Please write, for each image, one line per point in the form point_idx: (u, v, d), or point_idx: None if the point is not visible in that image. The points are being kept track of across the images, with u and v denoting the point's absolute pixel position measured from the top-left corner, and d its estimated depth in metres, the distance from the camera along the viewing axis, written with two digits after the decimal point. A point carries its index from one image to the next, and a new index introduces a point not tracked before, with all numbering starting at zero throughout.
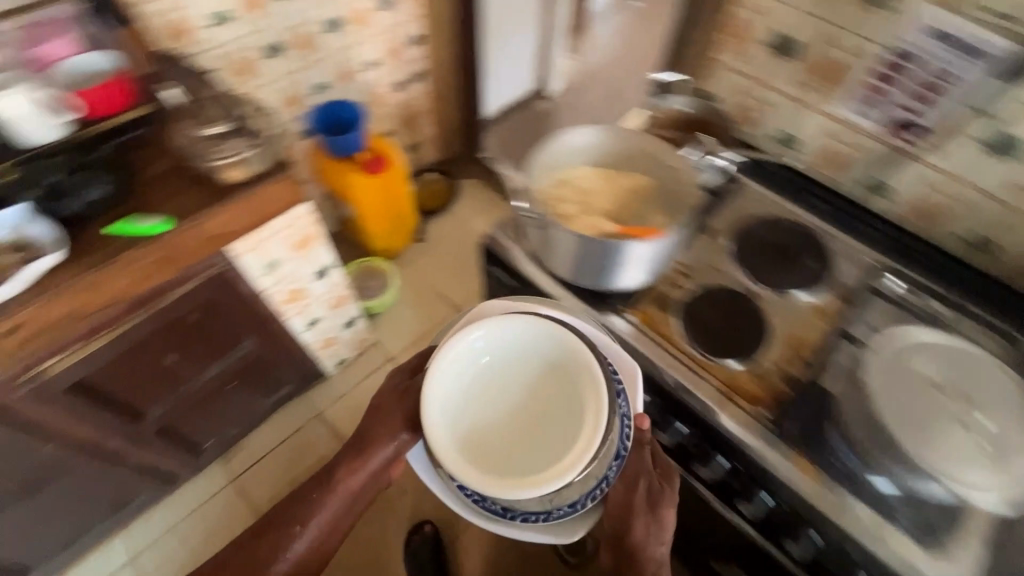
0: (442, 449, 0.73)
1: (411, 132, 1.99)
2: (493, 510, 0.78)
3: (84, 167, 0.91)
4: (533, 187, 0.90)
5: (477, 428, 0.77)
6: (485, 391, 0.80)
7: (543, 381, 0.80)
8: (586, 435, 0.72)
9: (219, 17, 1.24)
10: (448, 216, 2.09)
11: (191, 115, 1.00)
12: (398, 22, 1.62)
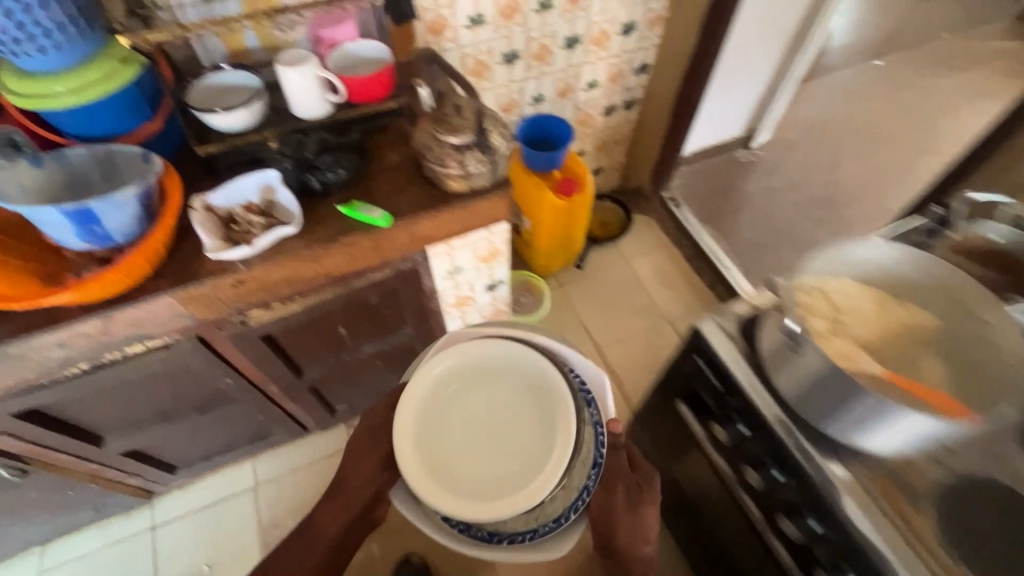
0: (418, 476, 0.81)
1: (602, 156, 1.92)
2: (480, 536, 0.81)
3: (335, 148, 0.95)
4: (797, 292, 0.78)
5: (453, 458, 0.86)
6: (465, 423, 0.89)
7: (505, 402, 0.90)
8: (561, 444, 0.81)
9: (477, 20, 1.25)
10: (613, 248, 2.00)
11: (429, 114, 0.96)
12: (632, 47, 1.54)
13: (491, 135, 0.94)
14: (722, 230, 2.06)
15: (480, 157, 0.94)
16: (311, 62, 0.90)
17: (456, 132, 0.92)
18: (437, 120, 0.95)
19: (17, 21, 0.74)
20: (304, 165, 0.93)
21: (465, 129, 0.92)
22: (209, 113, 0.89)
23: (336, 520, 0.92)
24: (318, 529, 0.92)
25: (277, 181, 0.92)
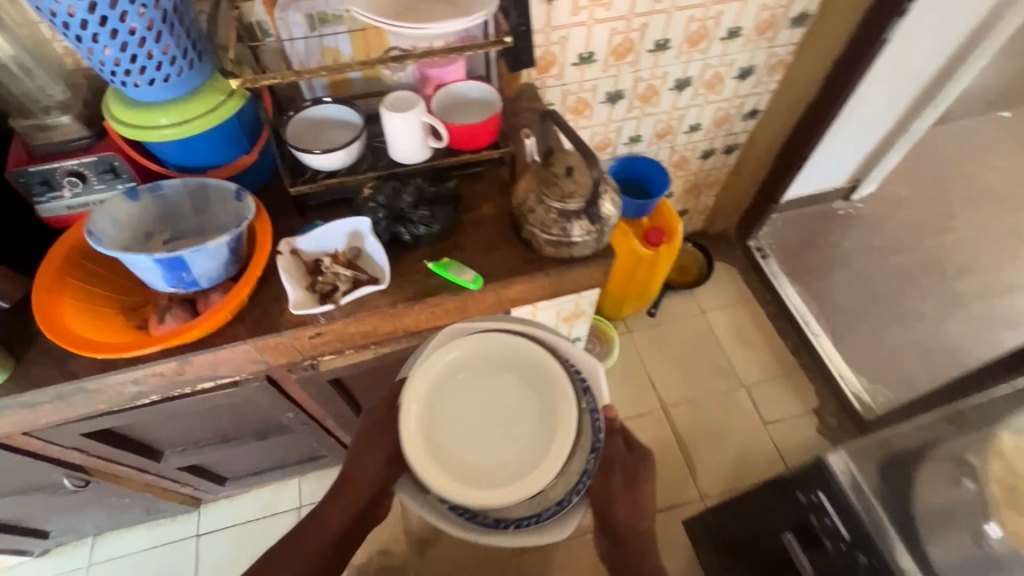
0: (420, 464, 0.78)
1: (689, 199, 1.79)
2: (484, 522, 0.78)
3: (430, 199, 0.88)
4: (975, 463, 0.81)
5: (454, 446, 0.83)
6: (464, 412, 0.85)
7: (507, 395, 0.86)
8: (563, 433, 0.80)
9: (586, 58, 1.16)
10: (689, 297, 1.86)
11: (543, 168, 0.87)
12: (746, 93, 1.41)
13: (603, 202, 0.85)
14: (811, 290, 1.89)
15: (588, 228, 0.86)
16: (418, 107, 0.83)
17: (567, 199, 0.83)
18: (551, 176, 0.86)
19: (131, 53, 0.70)
20: (396, 216, 0.86)
21: (577, 196, 0.83)
22: (305, 152, 0.85)
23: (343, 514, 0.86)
24: (320, 523, 0.85)
25: (367, 232, 0.85)
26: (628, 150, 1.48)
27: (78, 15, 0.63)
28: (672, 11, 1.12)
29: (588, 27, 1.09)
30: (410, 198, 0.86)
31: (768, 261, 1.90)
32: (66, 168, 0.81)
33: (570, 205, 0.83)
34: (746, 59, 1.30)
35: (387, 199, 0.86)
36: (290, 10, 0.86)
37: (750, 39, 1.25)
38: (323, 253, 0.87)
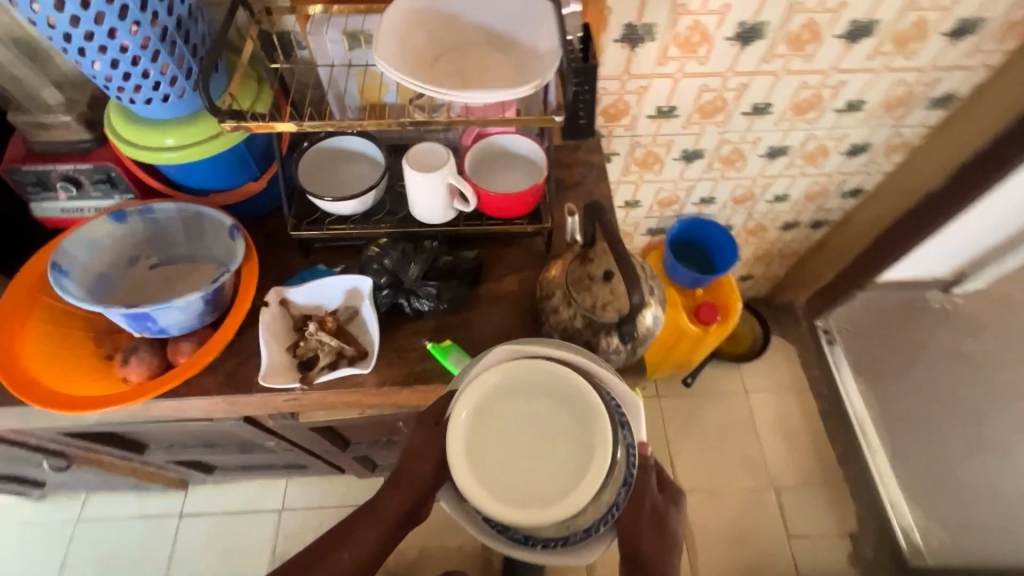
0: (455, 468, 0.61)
1: (757, 266, 1.58)
2: (510, 537, 0.60)
3: (442, 271, 0.76)
4: None
5: (493, 450, 0.63)
6: (511, 409, 0.65)
7: (564, 397, 0.65)
8: (602, 459, 0.60)
9: (665, 113, 0.98)
10: (735, 370, 1.67)
11: (580, 265, 0.75)
12: (852, 170, 1.19)
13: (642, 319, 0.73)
14: (879, 391, 1.65)
15: (620, 344, 0.74)
16: (444, 167, 0.71)
17: (599, 310, 0.73)
18: (588, 280, 0.74)
19: (123, 71, 0.60)
20: (399, 286, 0.75)
21: (611, 309, 0.72)
22: (314, 196, 0.74)
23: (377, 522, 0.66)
24: (362, 525, 0.66)
25: (367, 293, 0.75)
26: (697, 210, 1.30)
27: (60, 28, 0.54)
28: (782, 74, 0.92)
29: (674, 79, 0.92)
30: (418, 268, 0.74)
31: (834, 349, 1.67)
32: (61, 173, 0.74)
33: (606, 319, 0.73)
34: (862, 135, 1.08)
35: (392, 264, 0.75)
36: (327, 25, 0.75)
37: (873, 115, 1.03)
38: (315, 309, 0.77)
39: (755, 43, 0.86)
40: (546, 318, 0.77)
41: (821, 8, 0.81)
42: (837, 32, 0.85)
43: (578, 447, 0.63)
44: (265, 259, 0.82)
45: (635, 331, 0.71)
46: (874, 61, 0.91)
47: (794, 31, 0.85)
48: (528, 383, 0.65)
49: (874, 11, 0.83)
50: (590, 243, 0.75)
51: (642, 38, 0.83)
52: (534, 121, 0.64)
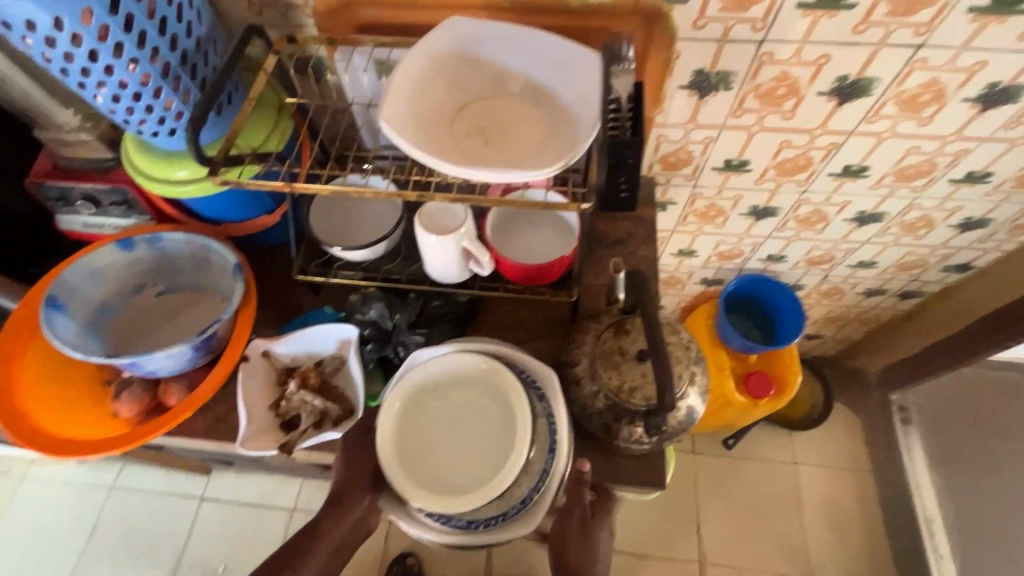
0: (390, 474, 0.57)
1: (828, 327, 1.40)
2: (454, 524, 0.57)
3: (431, 317, 0.72)
4: None
5: (423, 449, 0.59)
6: (435, 405, 0.62)
7: (480, 382, 0.62)
8: (524, 430, 0.56)
9: (735, 167, 0.85)
10: (785, 434, 1.50)
11: (611, 337, 0.65)
12: (961, 244, 1.00)
13: (675, 411, 0.62)
14: (956, 488, 1.42)
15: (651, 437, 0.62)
16: (459, 230, 0.63)
17: (625, 395, 0.62)
18: (619, 356, 0.64)
19: (125, 105, 0.55)
20: (385, 337, 0.71)
21: (639, 396, 0.62)
22: (324, 244, 0.68)
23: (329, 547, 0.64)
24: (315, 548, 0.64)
25: (352, 343, 0.69)
26: (762, 265, 1.14)
27: (54, 62, 0.49)
28: (886, 136, 0.76)
29: (749, 132, 0.78)
30: (405, 317, 0.71)
31: (908, 430, 1.45)
32: (82, 191, 0.72)
33: (633, 407, 0.62)
34: (980, 210, 0.90)
35: (378, 314, 0.71)
36: (354, 53, 0.67)
37: (999, 189, 0.84)
38: (301, 359, 0.72)
39: (857, 100, 0.71)
40: (566, 387, 0.67)
41: (952, 68, 0.65)
42: (967, 96, 0.69)
43: (504, 430, 0.59)
44: (273, 294, 0.77)
45: (663, 425, 0.58)
46: (1012, 130, 0.73)
47: (909, 91, 0.69)
48: (450, 373, 0.62)
49: (1023, 74, 0.65)
50: (631, 312, 0.66)
51: (715, 87, 0.71)
52: (548, 203, 0.56)
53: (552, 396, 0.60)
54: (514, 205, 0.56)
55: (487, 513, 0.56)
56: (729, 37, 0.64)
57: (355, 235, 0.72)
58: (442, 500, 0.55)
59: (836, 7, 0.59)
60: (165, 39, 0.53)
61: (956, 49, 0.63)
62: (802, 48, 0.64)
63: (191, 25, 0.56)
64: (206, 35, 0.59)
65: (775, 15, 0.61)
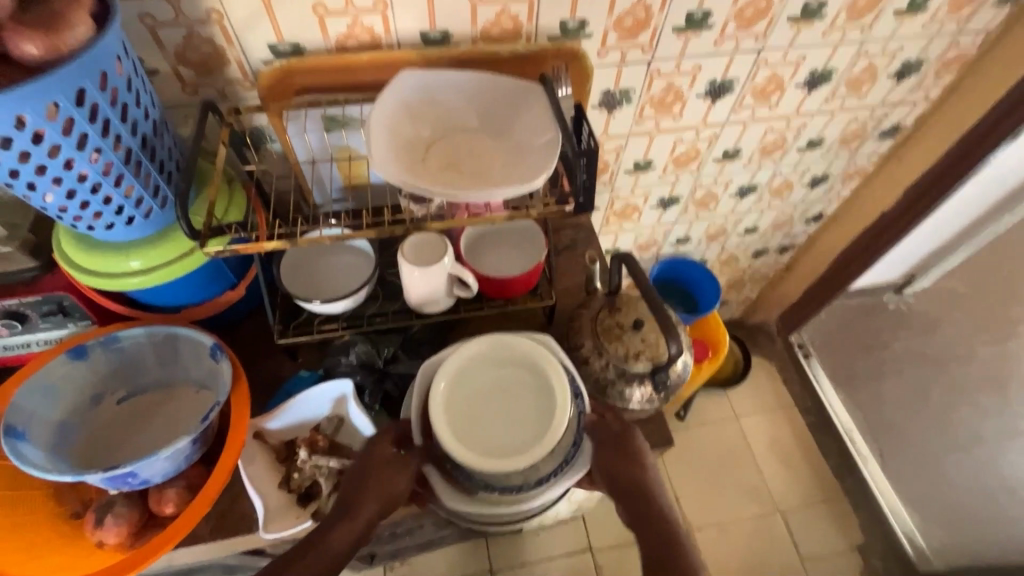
0: (459, 455, 0.58)
1: (731, 291, 1.62)
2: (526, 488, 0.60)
3: (414, 343, 0.74)
4: None
5: (475, 421, 0.61)
6: (475, 384, 0.64)
7: (510, 352, 0.65)
8: (562, 381, 0.62)
9: (642, 167, 1.00)
10: (722, 394, 1.68)
11: (604, 316, 0.72)
12: (813, 199, 1.25)
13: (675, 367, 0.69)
14: (858, 399, 1.70)
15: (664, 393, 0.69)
16: (444, 259, 0.67)
17: (631, 360, 0.69)
18: (619, 331, 0.71)
19: (80, 200, 0.53)
20: (380, 375, 0.72)
21: (645, 358, 0.69)
22: (301, 300, 0.68)
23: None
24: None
25: (353, 398, 0.68)
26: (673, 249, 1.32)
27: (5, 164, 0.46)
28: (749, 122, 0.95)
29: (650, 136, 0.93)
30: (392, 348, 0.73)
31: (811, 362, 1.71)
32: (3, 309, 0.64)
33: (642, 371, 0.69)
34: (821, 167, 1.14)
35: (363, 356, 0.71)
36: (307, 117, 0.71)
37: (831, 149, 1.09)
38: (298, 430, 0.69)
39: (725, 96, 0.88)
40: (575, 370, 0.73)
41: (784, 63, 0.85)
42: (799, 82, 0.89)
43: (540, 392, 0.63)
44: (250, 369, 0.74)
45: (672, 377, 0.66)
46: (831, 104, 0.96)
47: (760, 84, 0.88)
48: (475, 358, 0.64)
49: (830, 61, 0.87)
50: (614, 294, 0.74)
51: (620, 103, 0.84)
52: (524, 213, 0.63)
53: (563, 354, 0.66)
54: (491, 220, 0.63)
55: (547, 466, 0.60)
56: (626, 61, 0.77)
57: (329, 289, 0.72)
58: (512, 462, 0.58)
59: (700, 28, 0.75)
60: (126, 125, 0.52)
61: (784, 49, 0.82)
62: (681, 62, 0.80)
63: (147, 110, 0.55)
64: (159, 118, 0.58)
65: (658, 39, 0.75)
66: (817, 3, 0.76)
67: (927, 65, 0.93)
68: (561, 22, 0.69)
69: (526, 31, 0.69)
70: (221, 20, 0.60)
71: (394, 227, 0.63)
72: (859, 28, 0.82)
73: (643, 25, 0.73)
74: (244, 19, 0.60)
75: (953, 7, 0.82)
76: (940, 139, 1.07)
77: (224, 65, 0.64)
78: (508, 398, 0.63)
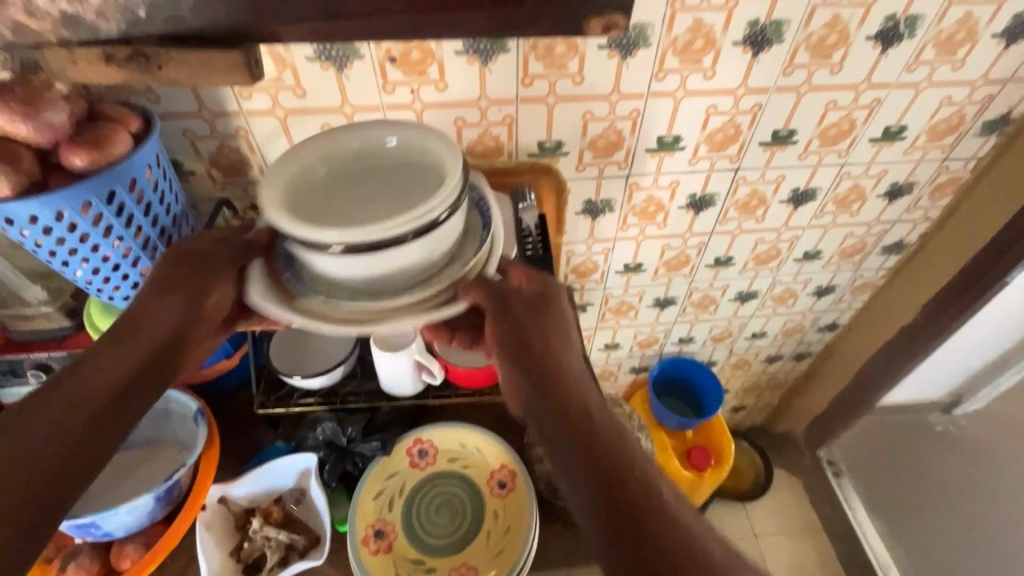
0: (311, 235, 0.53)
1: (748, 396, 1.56)
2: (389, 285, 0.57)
3: (381, 424, 0.77)
4: None
5: (327, 212, 0.57)
6: (351, 180, 0.61)
7: (398, 149, 0.61)
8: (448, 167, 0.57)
9: (632, 269, 1.03)
10: (740, 508, 1.56)
11: None
12: (823, 308, 1.22)
13: None
14: (898, 531, 1.52)
15: None
16: (410, 345, 0.71)
17: None
18: None
19: (103, 276, 0.63)
20: (342, 452, 0.75)
21: None
22: (282, 375, 0.73)
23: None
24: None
25: (313, 471, 0.72)
26: (677, 349, 1.31)
27: (44, 247, 0.57)
28: (737, 232, 0.98)
29: (637, 241, 0.97)
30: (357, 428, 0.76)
31: (842, 483, 1.56)
32: (35, 360, 0.74)
33: None
34: (825, 278, 1.13)
35: (329, 433, 0.75)
36: None
37: (831, 262, 1.08)
38: (260, 498, 0.73)
39: (707, 209, 0.93)
40: (531, 467, 0.78)
41: (764, 181, 0.89)
42: (782, 199, 0.92)
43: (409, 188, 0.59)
44: (232, 433, 0.79)
45: None
46: (822, 219, 0.98)
47: (742, 199, 0.92)
48: (337, 159, 0.61)
49: (811, 180, 0.90)
50: None
51: (602, 211, 0.90)
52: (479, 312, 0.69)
53: (480, 185, 0.65)
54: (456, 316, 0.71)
55: (417, 265, 0.56)
56: (604, 175, 0.84)
57: (310, 364, 0.77)
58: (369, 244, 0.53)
59: (673, 149, 0.82)
60: (148, 218, 0.63)
61: (761, 168, 0.86)
62: (658, 177, 0.86)
63: (170, 206, 0.66)
64: (180, 212, 0.69)
65: (633, 157, 0.82)
66: (786, 131, 0.81)
67: (919, 187, 0.94)
68: (539, 142, 0.78)
69: (507, 148, 0.78)
70: (246, 135, 0.72)
71: None
72: (835, 152, 0.85)
73: (616, 146, 0.80)
74: (265, 135, 0.72)
75: (933, 136, 0.85)
76: (948, 258, 1.04)
77: (247, 168, 0.76)
78: (372, 196, 0.59)
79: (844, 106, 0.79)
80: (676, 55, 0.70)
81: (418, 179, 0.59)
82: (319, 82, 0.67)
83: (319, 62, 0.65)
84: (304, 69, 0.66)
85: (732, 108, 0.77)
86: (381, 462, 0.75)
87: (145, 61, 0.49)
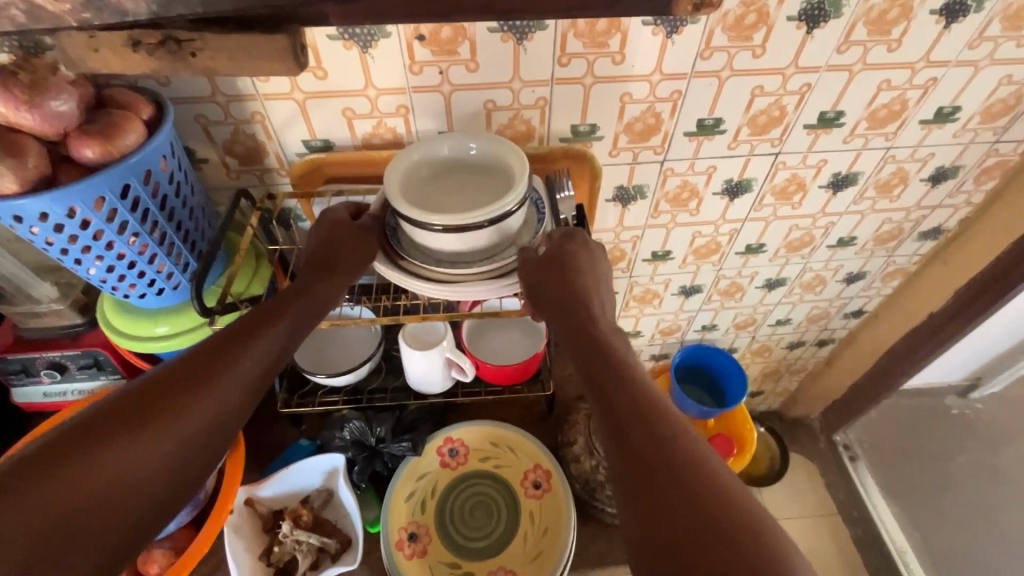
0: (412, 215, 0.57)
1: (766, 382, 1.54)
2: (469, 265, 0.61)
3: (411, 423, 0.74)
4: None
5: (429, 202, 0.61)
6: (449, 175, 0.64)
7: (487, 152, 0.64)
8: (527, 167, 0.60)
9: (660, 256, 1.00)
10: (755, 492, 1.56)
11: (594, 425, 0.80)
12: (852, 294, 1.19)
13: None
14: (913, 513, 1.53)
15: None
16: (442, 342, 0.69)
17: None
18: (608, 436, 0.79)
19: (118, 273, 0.59)
20: (370, 453, 0.72)
21: None
22: (308, 373, 0.70)
23: (54, 506, 0.43)
24: (104, 510, 0.45)
25: (342, 472, 0.70)
26: (699, 336, 1.28)
27: (55, 245, 0.53)
28: (771, 219, 0.94)
29: (667, 229, 0.94)
30: (387, 428, 0.72)
31: (858, 467, 1.56)
32: (48, 359, 0.71)
33: None
34: (857, 265, 1.09)
35: (356, 433, 0.72)
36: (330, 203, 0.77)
37: (865, 248, 1.05)
38: (288, 500, 0.71)
39: (743, 196, 0.88)
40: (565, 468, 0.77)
41: (804, 165, 0.84)
42: (821, 184, 0.88)
43: (497, 184, 0.62)
44: (255, 433, 0.77)
45: None
46: (860, 205, 0.94)
47: (779, 185, 0.87)
48: (444, 158, 0.64)
49: (854, 164, 0.85)
50: None
51: (634, 198, 0.86)
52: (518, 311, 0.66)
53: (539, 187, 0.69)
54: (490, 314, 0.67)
55: (491, 245, 0.60)
56: (638, 161, 0.80)
57: (334, 362, 0.74)
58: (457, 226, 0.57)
59: (713, 132, 0.77)
60: (164, 212, 0.59)
61: (803, 153, 0.82)
62: (694, 162, 0.81)
63: (185, 199, 0.62)
64: (197, 205, 0.65)
65: (670, 142, 0.77)
66: (833, 113, 0.76)
67: (965, 170, 0.89)
68: (572, 126, 0.73)
69: (539, 133, 0.74)
70: (263, 121, 0.67)
71: (388, 313, 0.67)
72: (882, 136, 0.81)
73: (653, 130, 0.75)
74: (282, 120, 0.68)
75: (986, 118, 0.80)
76: (987, 245, 1.00)
77: (264, 156, 0.72)
78: (466, 188, 0.63)
79: (896, 86, 0.74)
80: (725, 31, 0.65)
81: (505, 178, 0.62)
82: (341, 64, 0.62)
83: (342, 41, 0.60)
84: (326, 49, 0.61)
85: (779, 89, 0.72)
86: (412, 462, 0.72)
87: (177, 46, 0.49)
